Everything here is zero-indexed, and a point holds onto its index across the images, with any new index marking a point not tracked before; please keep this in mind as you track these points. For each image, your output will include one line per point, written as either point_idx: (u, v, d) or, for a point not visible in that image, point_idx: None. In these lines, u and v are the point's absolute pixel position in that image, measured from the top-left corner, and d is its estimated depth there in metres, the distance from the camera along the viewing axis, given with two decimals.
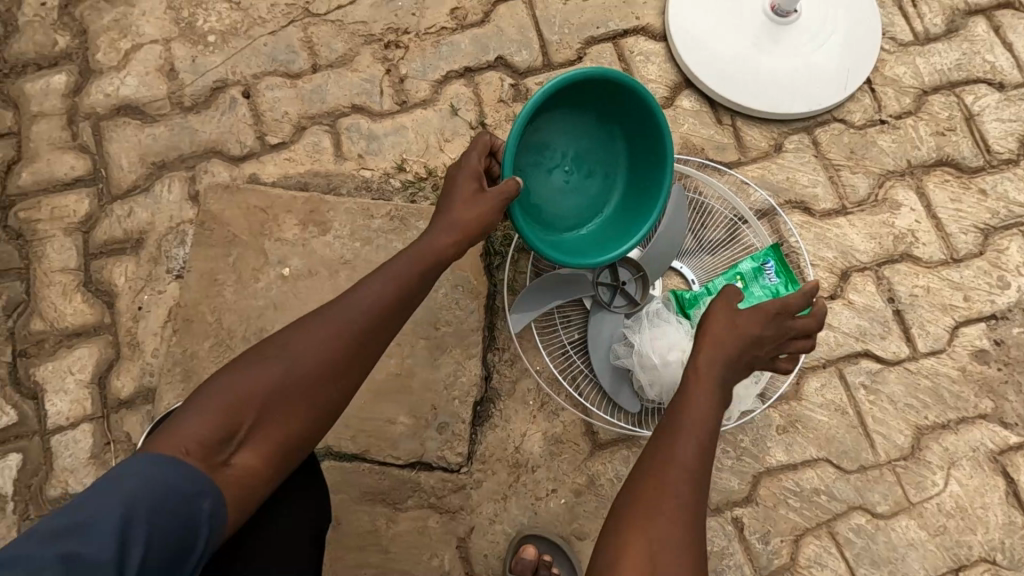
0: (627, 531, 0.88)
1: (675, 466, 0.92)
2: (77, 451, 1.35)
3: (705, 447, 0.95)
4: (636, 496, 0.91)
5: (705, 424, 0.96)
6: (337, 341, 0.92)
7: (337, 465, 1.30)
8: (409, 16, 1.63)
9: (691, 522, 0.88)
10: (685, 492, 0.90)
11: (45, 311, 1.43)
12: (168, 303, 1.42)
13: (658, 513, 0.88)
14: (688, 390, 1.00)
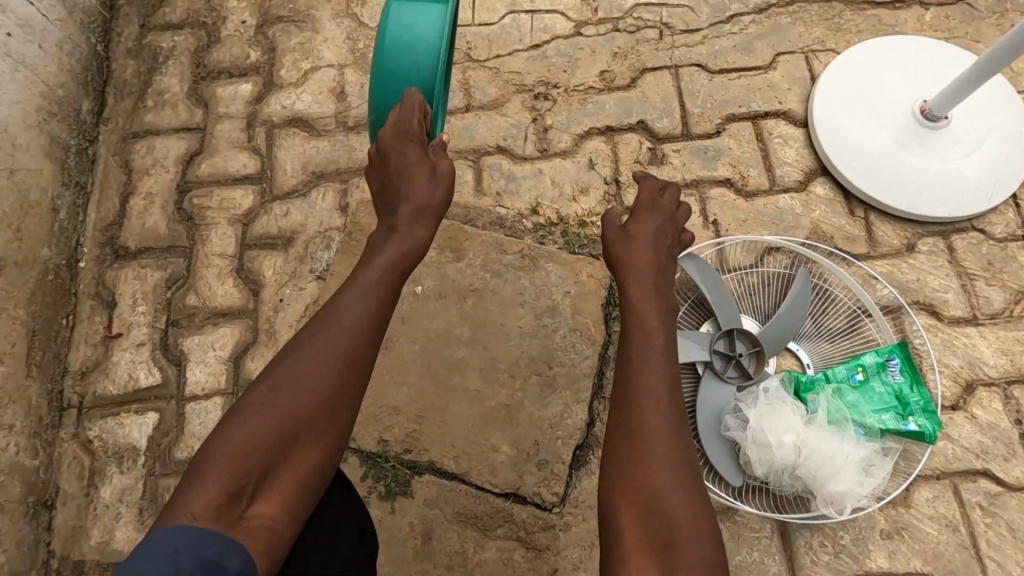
0: (631, 529, 0.89)
1: (650, 452, 0.94)
2: (206, 420, 1.47)
3: (673, 426, 0.98)
4: (626, 493, 0.92)
5: (662, 402, 0.99)
6: (320, 376, 0.90)
7: (435, 480, 1.37)
8: (561, 72, 1.75)
9: (688, 506, 0.90)
10: (673, 477, 0.92)
11: (200, 288, 1.59)
12: (307, 300, 1.55)
13: (659, 511, 0.89)
14: (632, 373, 1.03)
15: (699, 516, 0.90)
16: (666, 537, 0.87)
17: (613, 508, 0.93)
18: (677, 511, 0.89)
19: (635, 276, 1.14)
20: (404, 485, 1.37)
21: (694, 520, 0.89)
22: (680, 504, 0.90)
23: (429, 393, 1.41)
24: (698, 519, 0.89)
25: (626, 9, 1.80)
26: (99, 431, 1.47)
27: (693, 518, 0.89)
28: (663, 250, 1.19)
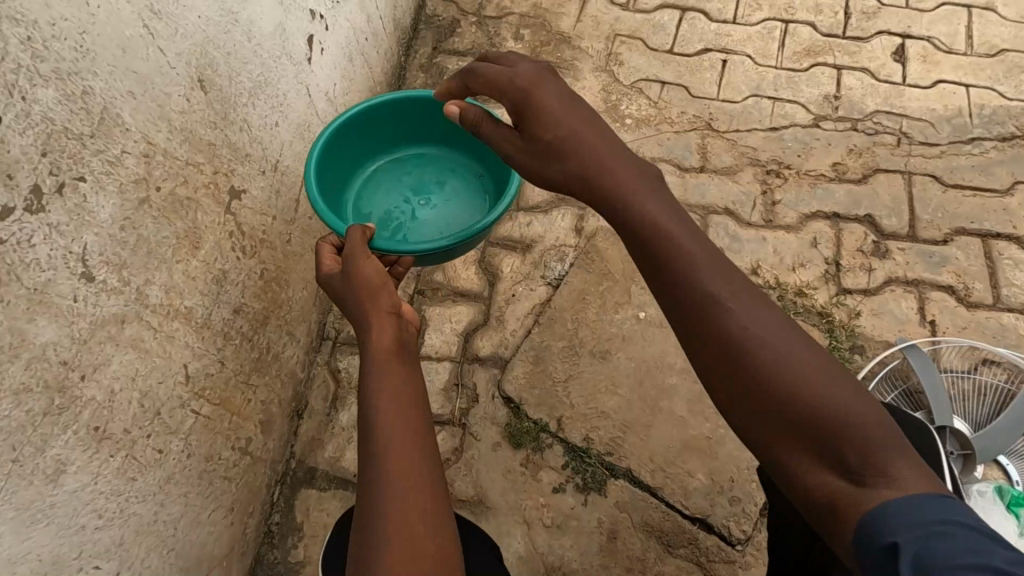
0: (799, 458, 0.72)
1: (760, 348, 0.75)
2: (435, 380, 1.67)
3: (761, 308, 0.78)
4: (760, 414, 0.74)
5: (731, 289, 0.79)
6: (407, 438, 0.86)
7: (628, 486, 1.50)
8: (795, 156, 1.91)
9: (835, 383, 0.74)
10: (800, 365, 0.74)
11: (447, 269, 1.83)
12: (537, 300, 1.75)
13: (816, 419, 0.71)
14: (682, 270, 0.80)
15: (854, 400, 0.73)
16: (841, 454, 0.70)
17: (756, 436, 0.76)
18: (828, 404, 0.71)
19: (592, 138, 0.89)
20: (599, 483, 1.50)
21: (852, 407, 0.72)
22: (834, 397, 0.72)
23: (638, 408, 1.57)
24: (852, 399, 0.73)
25: (867, 112, 1.95)
26: (345, 365, 1.72)
27: (856, 407, 0.72)
28: (559, 96, 0.93)
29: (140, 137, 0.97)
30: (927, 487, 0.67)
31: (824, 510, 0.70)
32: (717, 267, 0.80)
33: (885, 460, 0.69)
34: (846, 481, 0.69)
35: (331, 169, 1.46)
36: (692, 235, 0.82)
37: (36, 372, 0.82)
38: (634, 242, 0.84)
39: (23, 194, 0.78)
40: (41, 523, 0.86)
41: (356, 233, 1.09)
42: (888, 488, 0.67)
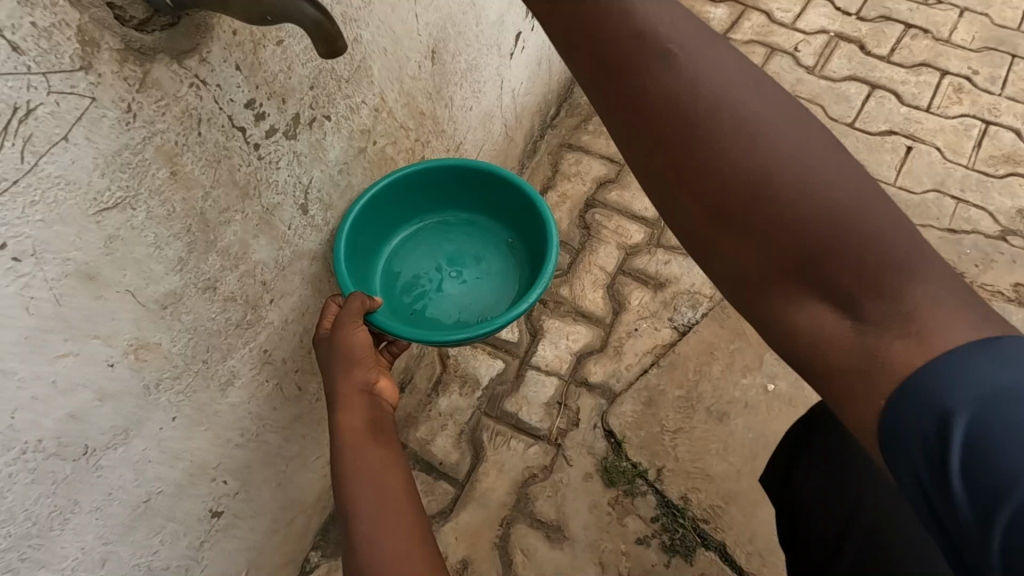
0: (802, 305, 0.64)
1: (785, 177, 0.62)
2: (540, 393, 1.62)
3: (752, 103, 0.64)
4: (767, 258, 0.64)
5: (727, 97, 0.64)
6: (383, 503, 0.82)
7: (719, 561, 1.40)
8: (972, 265, 1.77)
9: (871, 196, 0.62)
10: (829, 189, 0.61)
11: (574, 286, 1.78)
12: (660, 341, 1.69)
13: (858, 270, 0.60)
14: (682, 111, 0.65)
15: (887, 221, 0.61)
16: (861, 307, 0.61)
17: (753, 281, 0.67)
18: (860, 230, 0.60)
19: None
20: (688, 549, 1.41)
21: (885, 230, 0.61)
22: (873, 237, 0.60)
23: (747, 482, 1.48)
24: (885, 215, 0.61)
25: None
26: (455, 352, 1.68)
27: (892, 229, 0.61)
28: None
29: (377, 92, 1.01)
30: (978, 333, 0.57)
31: (837, 373, 0.63)
32: (723, 70, 0.65)
33: (919, 301, 0.59)
34: (907, 344, 0.58)
35: (374, 221, 1.14)
36: (703, 51, 0.66)
37: (244, 286, 0.85)
38: (623, 103, 0.68)
39: (286, 118, 0.81)
40: (203, 425, 0.87)
41: (355, 303, 0.97)
42: (927, 347, 0.58)
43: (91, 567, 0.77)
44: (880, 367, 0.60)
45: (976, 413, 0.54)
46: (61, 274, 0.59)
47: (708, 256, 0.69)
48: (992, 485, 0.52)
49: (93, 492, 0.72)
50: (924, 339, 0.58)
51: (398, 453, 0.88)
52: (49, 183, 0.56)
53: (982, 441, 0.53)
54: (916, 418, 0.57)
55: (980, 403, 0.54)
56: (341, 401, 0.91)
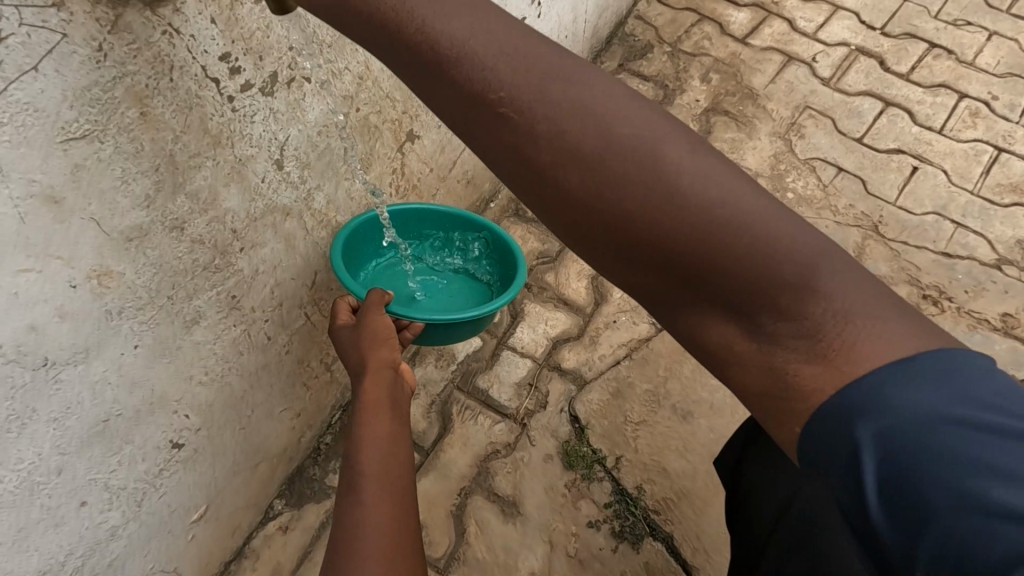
0: (708, 326, 0.59)
1: (657, 181, 0.55)
2: (512, 373, 1.66)
3: (611, 102, 0.58)
4: (666, 274, 0.57)
5: (583, 97, 0.58)
6: (392, 467, 0.89)
7: (665, 552, 1.42)
8: (962, 290, 1.75)
9: (753, 196, 0.56)
10: (710, 189, 0.55)
11: (559, 274, 1.81)
12: (636, 335, 1.71)
13: (748, 289, 0.55)
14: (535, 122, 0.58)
15: (774, 224, 0.55)
16: (765, 328, 0.56)
17: (660, 300, 0.60)
18: (744, 240, 0.54)
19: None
20: (636, 537, 1.44)
21: (771, 236, 0.55)
22: (757, 248, 0.54)
23: (702, 480, 1.50)
24: (772, 216, 0.56)
25: None
26: None
27: (778, 232, 0.55)
28: None
29: (362, 61, 1.06)
30: (896, 349, 0.53)
31: (756, 399, 0.59)
32: (572, 71, 0.59)
33: (821, 319, 0.54)
34: (819, 365, 0.54)
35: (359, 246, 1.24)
36: (545, 58, 0.60)
37: (212, 231, 0.90)
38: (476, 121, 0.60)
39: (263, 76, 0.86)
40: (165, 357, 0.93)
41: (378, 295, 1.07)
42: (834, 368, 0.54)
43: (46, 474, 0.84)
44: (798, 391, 0.56)
45: (893, 438, 0.52)
46: (26, 195, 0.65)
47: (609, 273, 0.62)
48: (913, 512, 0.52)
49: (50, 403, 0.79)
50: (833, 359, 0.54)
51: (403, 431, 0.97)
52: (17, 108, 0.61)
53: (900, 467, 0.52)
54: (836, 441, 0.54)
55: (900, 428, 0.52)
56: (368, 373, 0.99)
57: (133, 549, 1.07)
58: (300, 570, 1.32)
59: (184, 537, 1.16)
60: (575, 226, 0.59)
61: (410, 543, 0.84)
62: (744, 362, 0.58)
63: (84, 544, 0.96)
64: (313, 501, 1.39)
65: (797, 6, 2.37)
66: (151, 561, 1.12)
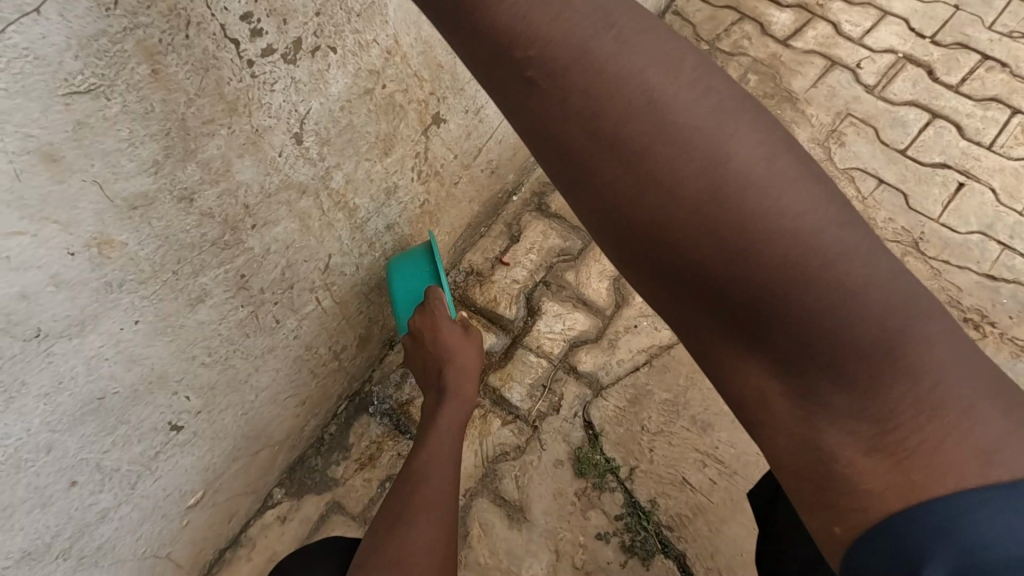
0: (755, 383, 0.53)
1: (730, 212, 0.47)
2: (526, 373, 1.59)
3: (689, 105, 0.48)
4: (712, 311, 0.51)
5: (656, 91, 0.48)
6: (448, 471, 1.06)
7: (676, 570, 1.36)
8: (1005, 315, 1.66)
9: (848, 244, 0.48)
10: (794, 230, 0.47)
11: (580, 273, 1.74)
12: (657, 341, 1.63)
13: (814, 357, 0.49)
14: (589, 119, 0.49)
15: (868, 282, 0.47)
16: (827, 402, 0.51)
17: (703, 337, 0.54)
18: (824, 294, 0.47)
19: None
20: (647, 553, 1.38)
21: (863, 297, 0.47)
22: (839, 310, 0.47)
23: (719, 496, 1.43)
24: (869, 273, 0.47)
25: None
26: None
27: (871, 295, 0.47)
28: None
29: (391, 34, 1.00)
30: (982, 472, 0.47)
31: (790, 476, 0.56)
32: (647, 53, 0.49)
33: (898, 407, 0.49)
34: (878, 460, 0.51)
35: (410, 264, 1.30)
36: (618, 31, 0.50)
37: (223, 204, 0.85)
38: (522, 103, 0.52)
39: (286, 41, 0.81)
40: (166, 336, 0.88)
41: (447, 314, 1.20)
42: (898, 468, 0.50)
43: (35, 451, 0.79)
44: (846, 479, 0.52)
45: (961, 570, 0.47)
46: (21, 150, 0.60)
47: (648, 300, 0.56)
48: None
49: (41, 376, 0.74)
50: (902, 458, 0.50)
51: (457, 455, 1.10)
52: (14, 53, 0.56)
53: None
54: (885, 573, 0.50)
55: (964, 562, 0.47)
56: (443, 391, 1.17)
57: (123, 533, 1.02)
58: None
59: (177, 522, 1.12)
60: (618, 247, 0.53)
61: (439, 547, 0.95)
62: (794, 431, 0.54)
63: (71, 526, 0.91)
64: (313, 493, 1.34)
65: (843, 8, 2.27)
66: (142, 546, 1.07)
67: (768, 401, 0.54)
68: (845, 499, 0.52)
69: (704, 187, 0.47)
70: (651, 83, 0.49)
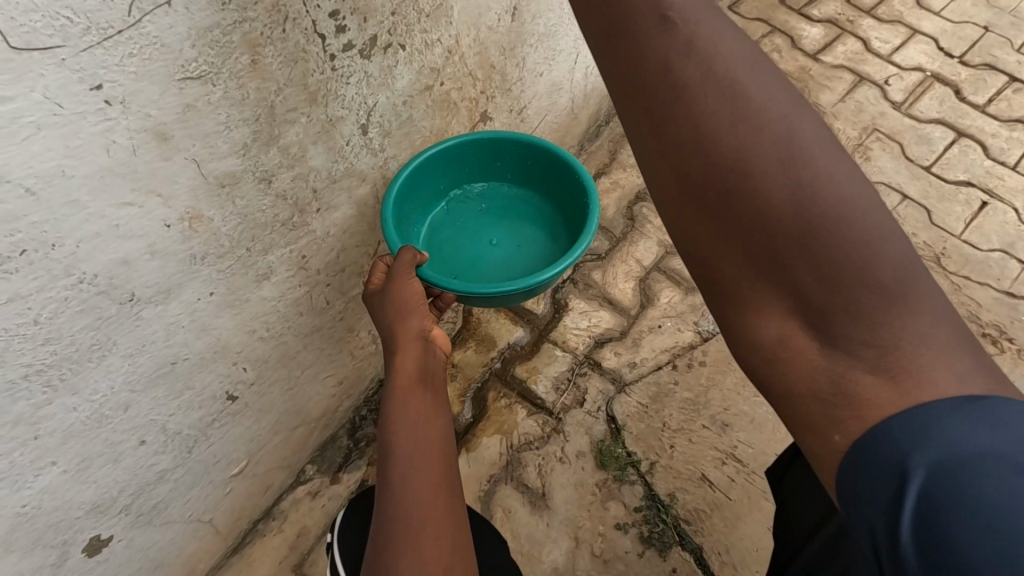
0: (773, 316, 0.59)
1: (780, 166, 0.57)
2: (551, 366, 1.64)
3: (759, 90, 0.59)
4: (748, 248, 0.59)
5: (732, 73, 0.60)
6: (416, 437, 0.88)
7: (693, 562, 1.40)
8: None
9: (870, 208, 0.56)
10: (828, 192, 0.56)
11: (607, 272, 1.79)
12: (680, 341, 1.68)
13: (833, 287, 0.55)
14: (677, 84, 0.60)
15: (886, 240, 0.55)
16: (837, 331, 0.56)
17: (727, 287, 0.62)
18: (847, 237, 0.54)
19: None
20: (665, 545, 1.42)
21: (879, 247, 0.55)
22: (857, 252, 0.54)
23: (736, 494, 1.47)
24: (888, 232, 0.56)
25: None
26: (479, 312, 1.73)
27: (888, 249, 0.55)
28: None
29: (453, 34, 1.06)
30: (959, 389, 0.52)
31: (796, 399, 0.58)
32: (732, 51, 0.61)
33: (899, 339, 0.53)
34: (879, 380, 0.53)
35: (424, 185, 1.20)
36: (717, 28, 0.62)
37: (295, 187, 0.90)
38: (626, 66, 0.64)
39: (364, 38, 0.87)
40: (234, 308, 0.94)
41: (406, 255, 1.04)
42: (898, 392, 0.53)
43: (114, 408, 0.85)
44: (847, 399, 0.55)
45: (939, 468, 0.48)
46: (140, 128, 0.66)
47: (684, 254, 0.65)
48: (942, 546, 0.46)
49: (128, 338, 0.80)
50: (897, 376, 0.53)
51: (443, 411, 0.93)
52: (147, 41, 0.63)
53: (940, 505, 0.47)
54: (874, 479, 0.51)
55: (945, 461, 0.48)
56: (398, 349, 0.97)
57: (176, 495, 1.07)
58: (324, 537, 1.32)
59: (222, 489, 1.17)
60: (674, 189, 0.62)
61: (458, 518, 0.83)
62: (800, 356, 0.57)
63: (135, 483, 0.97)
64: (344, 470, 1.39)
65: (873, 25, 2.30)
66: (190, 509, 1.13)
67: (780, 329, 0.58)
68: (845, 418, 0.54)
69: (758, 146, 0.57)
70: (727, 69, 0.60)
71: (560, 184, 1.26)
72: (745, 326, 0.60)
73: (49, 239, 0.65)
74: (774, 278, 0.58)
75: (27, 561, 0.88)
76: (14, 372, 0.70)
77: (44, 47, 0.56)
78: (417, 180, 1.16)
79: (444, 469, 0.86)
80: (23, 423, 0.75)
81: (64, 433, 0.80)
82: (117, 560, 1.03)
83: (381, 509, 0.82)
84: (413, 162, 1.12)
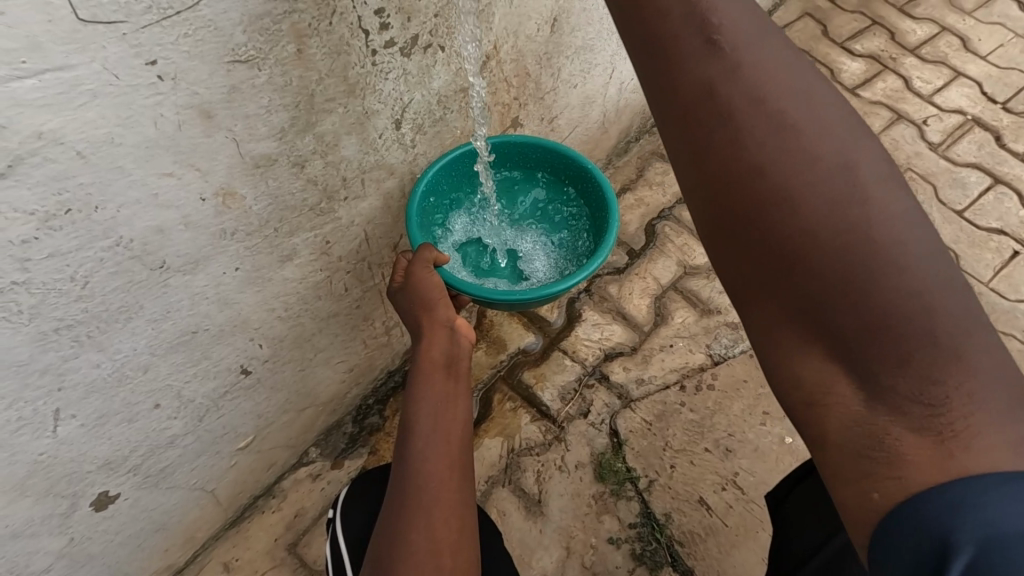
0: (811, 361, 0.59)
1: (828, 204, 0.57)
2: (559, 374, 1.65)
3: (813, 129, 0.60)
4: (789, 285, 0.59)
5: (784, 108, 0.61)
6: (436, 430, 0.91)
7: None
8: None
9: (926, 254, 0.56)
10: (879, 235, 0.56)
11: (623, 287, 1.80)
12: (690, 362, 1.67)
13: (879, 334, 0.55)
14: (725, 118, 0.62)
15: (942, 285, 0.55)
16: (883, 382, 0.56)
17: (764, 324, 0.62)
18: (895, 282, 0.54)
19: None
20: (656, 564, 1.42)
21: (932, 293, 0.54)
22: (903, 299, 0.54)
23: (732, 521, 1.46)
24: (943, 278, 0.55)
25: None
26: (492, 314, 1.74)
27: (944, 294, 0.55)
28: None
29: (491, 40, 1.09)
30: (1013, 460, 0.52)
31: (834, 448, 0.59)
32: (786, 83, 0.62)
33: (951, 397, 0.54)
34: (925, 439, 0.54)
35: (448, 181, 1.21)
36: (772, 66, 0.63)
37: (326, 174, 0.94)
38: (673, 102, 0.66)
39: (406, 37, 0.90)
40: (257, 285, 0.97)
41: (428, 251, 1.03)
42: (942, 452, 0.54)
43: (135, 369, 0.89)
44: (887, 454, 0.56)
45: (985, 544, 0.50)
46: (187, 105, 0.70)
47: (727, 284, 0.65)
48: None
49: (155, 302, 0.84)
50: (946, 440, 0.54)
51: (463, 399, 0.97)
52: (201, 23, 0.66)
53: None
54: (910, 543, 0.53)
55: (991, 539, 0.50)
56: (425, 333, 1.01)
57: (183, 461, 1.11)
58: (320, 519, 1.34)
59: (227, 461, 1.20)
60: (715, 221, 0.63)
61: (468, 510, 0.86)
62: (835, 398, 0.58)
63: (145, 445, 1.00)
64: (346, 456, 1.41)
65: (916, 64, 2.28)
66: (195, 477, 1.16)
67: (819, 368, 0.59)
68: (880, 471, 0.56)
69: (805, 181, 0.58)
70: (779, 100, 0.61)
71: (569, 179, 1.28)
72: (781, 364, 0.61)
73: (93, 201, 0.69)
74: (815, 316, 0.58)
75: (38, 508, 0.92)
76: (47, 324, 0.74)
77: (108, 21, 0.60)
78: (443, 179, 1.18)
79: (462, 462, 0.89)
80: (49, 373, 0.78)
81: (86, 387, 0.84)
82: (122, 518, 1.07)
83: (399, 479, 0.87)
84: (440, 163, 1.13)
